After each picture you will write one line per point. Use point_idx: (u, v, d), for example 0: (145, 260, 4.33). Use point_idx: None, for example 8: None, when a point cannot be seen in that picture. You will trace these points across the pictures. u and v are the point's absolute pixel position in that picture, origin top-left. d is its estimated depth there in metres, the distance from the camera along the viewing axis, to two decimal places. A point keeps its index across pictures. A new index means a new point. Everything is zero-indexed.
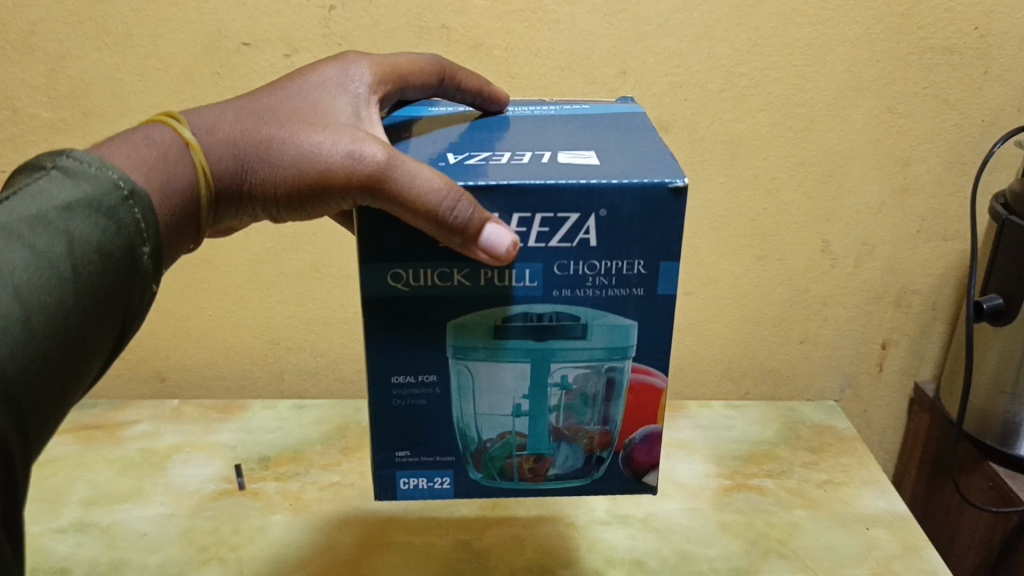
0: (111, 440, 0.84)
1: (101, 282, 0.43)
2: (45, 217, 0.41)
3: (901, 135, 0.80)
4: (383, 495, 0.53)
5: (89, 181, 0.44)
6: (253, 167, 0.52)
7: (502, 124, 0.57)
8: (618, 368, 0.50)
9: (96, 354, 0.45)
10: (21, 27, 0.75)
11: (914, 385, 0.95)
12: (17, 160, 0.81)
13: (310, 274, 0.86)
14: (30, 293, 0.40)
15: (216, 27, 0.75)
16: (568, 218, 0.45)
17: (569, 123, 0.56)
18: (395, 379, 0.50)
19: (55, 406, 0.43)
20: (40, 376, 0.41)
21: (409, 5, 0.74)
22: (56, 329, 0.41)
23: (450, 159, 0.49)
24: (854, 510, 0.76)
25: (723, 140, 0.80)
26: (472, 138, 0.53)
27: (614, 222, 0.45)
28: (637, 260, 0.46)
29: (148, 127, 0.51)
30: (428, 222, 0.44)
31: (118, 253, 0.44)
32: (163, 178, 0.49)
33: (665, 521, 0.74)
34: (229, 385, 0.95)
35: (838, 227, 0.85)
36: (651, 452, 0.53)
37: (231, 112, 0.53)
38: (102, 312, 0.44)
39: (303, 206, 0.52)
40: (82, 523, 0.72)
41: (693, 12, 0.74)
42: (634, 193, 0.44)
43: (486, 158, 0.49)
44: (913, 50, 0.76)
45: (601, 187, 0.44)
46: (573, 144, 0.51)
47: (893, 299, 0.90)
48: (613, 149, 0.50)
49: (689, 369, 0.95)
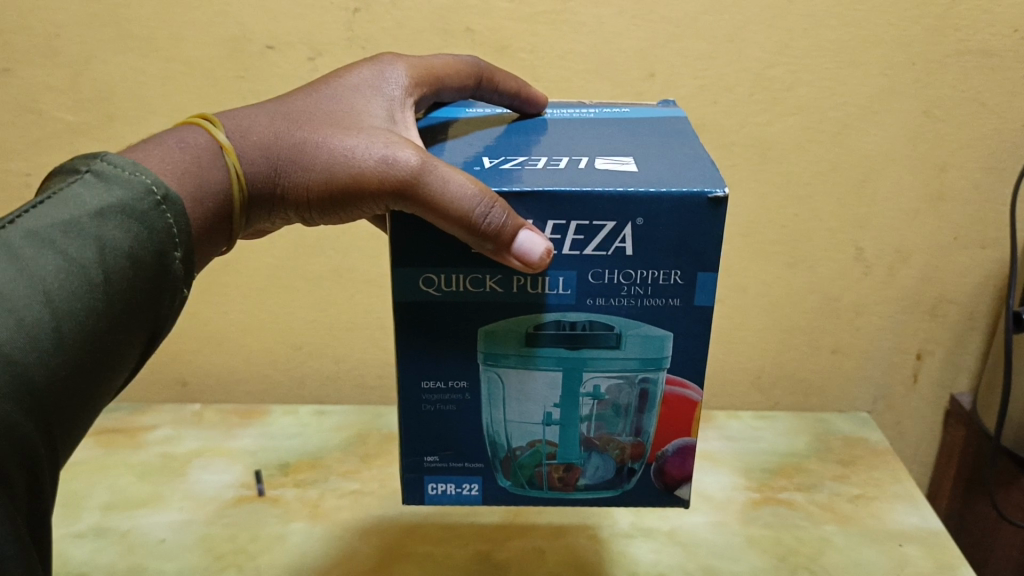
0: (131, 445, 0.84)
1: (132, 288, 0.42)
2: (78, 223, 0.41)
3: (937, 140, 0.78)
4: (411, 499, 0.52)
5: (123, 185, 0.43)
6: (285, 170, 0.51)
7: (539, 126, 0.56)
8: (652, 379, 0.48)
9: (125, 358, 0.44)
10: (46, 30, 0.75)
11: (950, 398, 0.93)
12: (41, 163, 0.81)
13: (332, 278, 0.86)
14: (61, 301, 0.39)
15: (239, 29, 0.74)
16: (604, 226, 0.44)
17: (608, 127, 0.55)
18: (424, 384, 0.49)
19: (84, 411, 0.42)
20: (68, 381, 0.40)
21: (434, 7, 0.73)
22: (86, 336, 0.40)
23: (486, 163, 0.48)
24: (886, 527, 0.74)
25: (753, 145, 0.78)
26: (507, 141, 0.52)
27: (651, 232, 0.44)
28: (674, 270, 0.45)
29: (181, 129, 0.50)
30: (460, 227, 0.43)
31: (148, 259, 0.43)
32: (196, 183, 0.47)
33: (691, 535, 0.72)
34: (251, 390, 0.95)
35: (872, 234, 0.83)
36: (683, 466, 0.51)
37: (265, 115, 0.52)
38: (132, 317, 0.43)
39: (335, 210, 0.51)
40: (101, 528, 0.72)
41: (723, 14, 0.72)
42: (673, 202, 0.43)
43: (522, 163, 0.48)
44: (950, 52, 0.74)
45: (638, 196, 0.43)
46: (611, 149, 0.50)
47: (928, 309, 0.87)
48: (651, 155, 0.48)
49: (718, 378, 0.93)
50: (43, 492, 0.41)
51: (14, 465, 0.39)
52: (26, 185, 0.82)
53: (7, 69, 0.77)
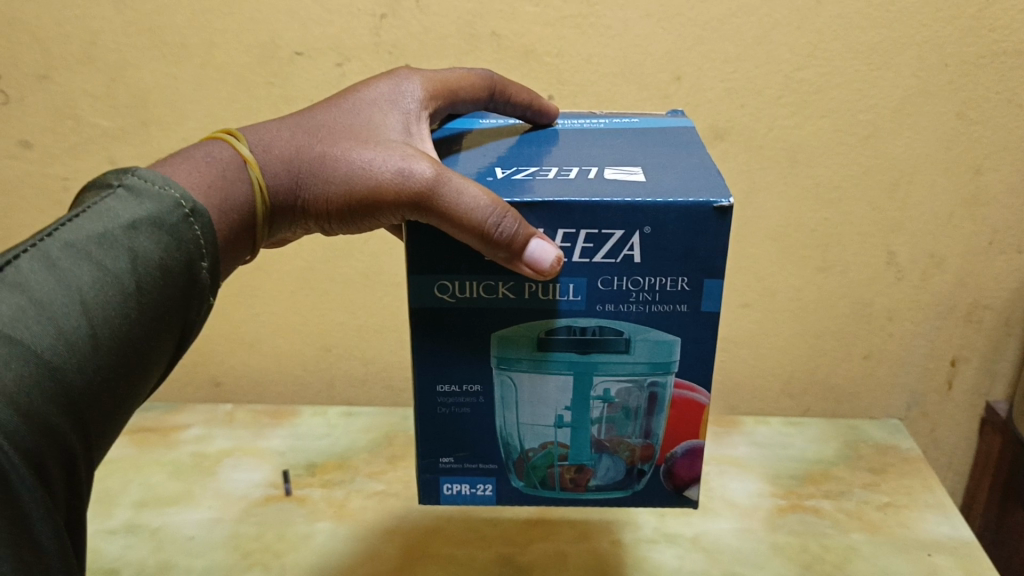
0: (164, 443, 0.85)
1: (162, 297, 0.43)
2: (112, 235, 0.42)
3: (972, 143, 0.76)
4: (427, 500, 0.52)
5: (153, 199, 0.44)
6: (306, 181, 0.51)
7: (551, 136, 0.56)
8: (661, 383, 0.48)
9: (155, 364, 0.44)
10: (83, 38, 0.77)
11: (986, 405, 0.91)
12: (78, 167, 0.83)
13: (360, 281, 0.87)
14: (96, 308, 0.40)
15: (270, 36, 0.75)
16: (612, 234, 0.44)
17: (619, 136, 0.55)
18: (440, 387, 0.49)
19: (117, 412, 0.42)
20: (103, 387, 0.40)
21: (460, 13, 0.74)
22: (120, 343, 0.41)
23: (498, 173, 0.49)
24: (915, 535, 0.72)
25: (782, 148, 0.77)
26: (518, 152, 0.53)
27: (659, 240, 0.44)
28: (681, 276, 0.45)
29: (207, 143, 0.51)
30: (473, 237, 0.43)
31: (177, 269, 0.44)
32: (221, 196, 0.48)
33: (714, 541, 0.72)
34: (282, 390, 0.96)
35: (905, 237, 0.82)
36: (693, 466, 0.51)
37: (286, 130, 0.53)
38: (162, 324, 0.44)
39: (354, 221, 0.52)
40: (133, 525, 0.74)
41: (750, 16, 0.72)
42: (679, 211, 0.43)
43: (533, 173, 0.48)
44: (986, 53, 0.72)
45: (646, 204, 0.43)
46: (620, 159, 0.50)
47: (964, 315, 0.86)
48: (659, 165, 0.49)
49: (747, 383, 0.92)
50: (79, 496, 0.41)
51: (56, 466, 0.38)
52: (64, 189, 0.84)
53: (46, 76, 0.79)
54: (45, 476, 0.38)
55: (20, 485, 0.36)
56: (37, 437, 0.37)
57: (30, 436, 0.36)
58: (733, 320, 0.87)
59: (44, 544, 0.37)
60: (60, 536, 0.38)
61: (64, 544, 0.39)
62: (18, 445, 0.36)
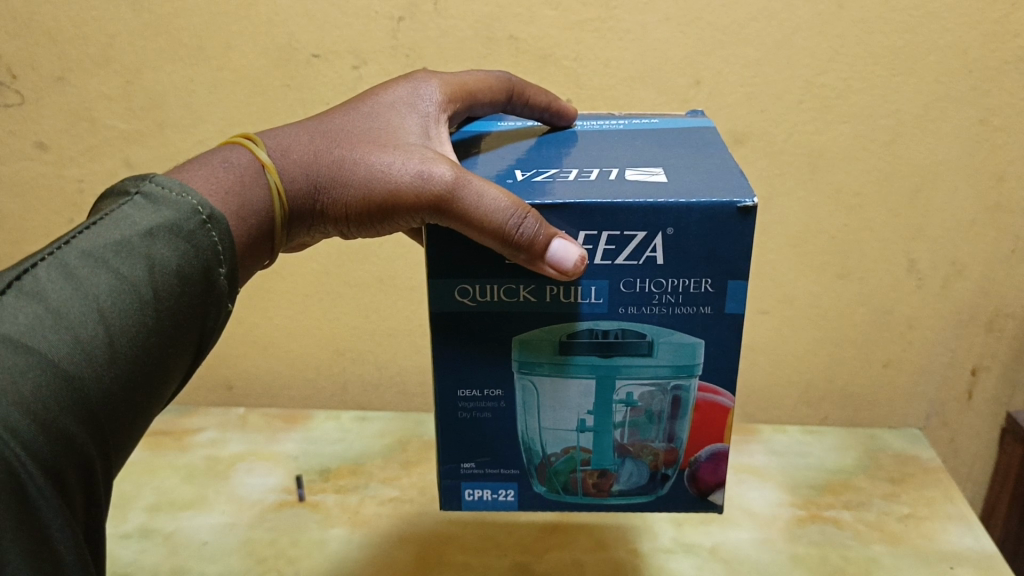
0: (178, 447, 0.85)
1: (179, 305, 0.43)
2: (129, 243, 0.41)
3: (995, 149, 0.75)
4: (448, 506, 0.52)
5: (170, 207, 0.44)
6: (326, 186, 0.51)
7: (570, 138, 0.56)
8: (684, 386, 0.47)
9: (173, 372, 0.44)
10: (101, 39, 0.77)
11: (1007, 414, 0.89)
12: (93, 169, 0.83)
13: (375, 285, 0.86)
14: (115, 316, 0.39)
15: (287, 38, 0.75)
16: (635, 236, 0.43)
17: (639, 138, 0.55)
18: (461, 392, 0.49)
19: (135, 421, 0.42)
20: (121, 395, 0.40)
21: (478, 15, 0.73)
22: (138, 351, 0.40)
23: (519, 176, 0.48)
24: (938, 547, 0.71)
25: (802, 154, 0.76)
26: (537, 153, 0.52)
27: (683, 241, 0.43)
28: (704, 278, 0.44)
29: (225, 148, 0.51)
30: (495, 241, 0.43)
31: (195, 275, 0.44)
32: (239, 202, 0.47)
33: (733, 551, 0.71)
34: (295, 394, 0.95)
35: (926, 245, 0.81)
36: (717, 471, 0.50)
37: (305, 134, 0.53)
38: (180, 331, 0.43)
39: (373, 224, 0.51)
40: (146, 529, 0.73)
41: (772, 20, 0.71)
42: (702, 212, 0.42)
43: (554, 175, 0.47)
44: (1010, 59, 0.72)
45: (669, 205, 0.42)
46: (642, 160, 0.49)
47: (985, 323, 0.85)
48: (680, 166, 0.48)
49: (765, 391, 0.91)
50: (100, 505, 0.40)
51: (74, 475, 0.38)
52: (78, 191, 0.84)
53: (62, 78, 0.79)
54: (65, 487, 0.37)
55: (38, 495, 0.35)
56: (55, 445, 0.36)
57: (48, 445, 0.36)
58: (751, 327, 0.86)
59: (63, 556, 0.36)
60: (80, 548, 0.38)
61: (84, 556, 0.38)
62: (38, 455, 0.35)
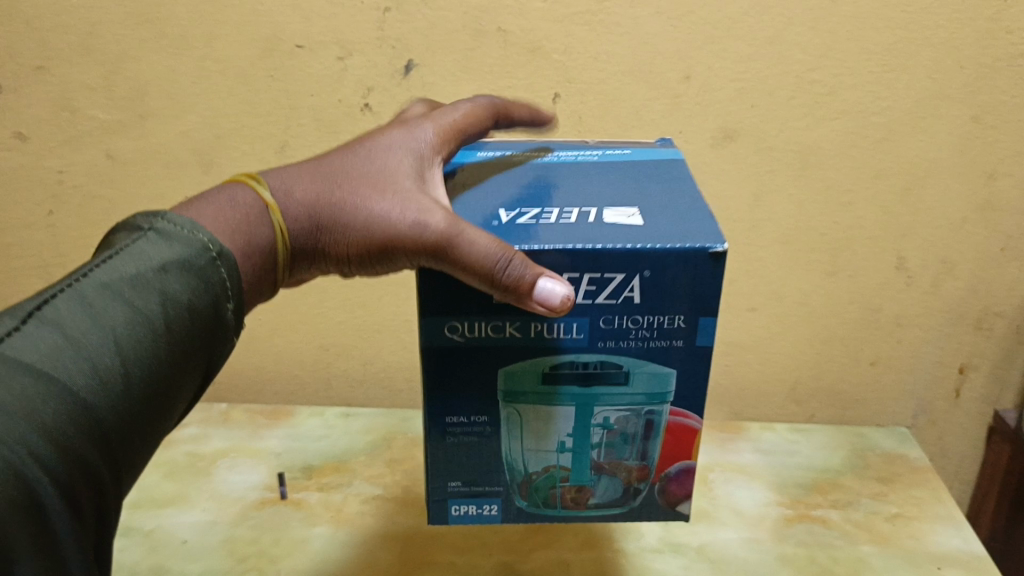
0: (160, 443, 0.84)
1: (189, 339, 0.42)
2: (144, 278, 0.40)
3: (986, 147, 0.75)
4: (434, 521, 0.51)
5: (182, 243, 0.43)
6: (327, 226, 0.49)
7: (548, 167, 0.55)
8: (658, 411, 0.47)
9: (177, 403, 0.42)
10: (81, 28, 0.75)
11: (994, 413, 0.89)
12: (74, 160, 0.81)
13: (361, 280, 0.85)
14: (128, 349, 0.38)
15: (273, 29, 0.74)
16: (614, 278, 0.42)
17: (613, 170, 0.54)
18: (447, 419, 0.47)
19: (139, 456, 0.40)
20: (135, 426, 0.39)
21: (466, 6, 0.72)
22: (151, 382, 0.39)
23: (506, 217, 0.47)
24: (926, 548, 0.71)
25: (793, 150, 0.76)
26: (521, 192, 0.51)
27: (659, 282, 0.43)
28: (678, 314, 0.44)
29: (230, 186, 0.49)
30: (483, 283, 0.42)
31: (205, 311, 0.43)
32: (246, 239, 0.46)
33: (720, 552, 0.70)
34: (279, 390, 0.94)
35: (916, 243, 0.80)
36: (686, 484, 0.50)
37: (307, 171, 0.51)
38: (188, 365, 0.42)
39: (374, 263, 0.50)
40: (126, 527, 0.72)
41: (763, 15, 0.70)
42: (678, 256, 0.42)
43: (536, 216, 0.46)
44: (1002, 56, 0.71)
45: (647, 249, 0.41)
46: (617, 196, 0.48)
47: (974, 322, 0.84)
48: (660, 205, 0.46)
49: (752, 389, 0.90)
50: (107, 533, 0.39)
51: (89, 502, 0.36)
52: (58, 181, 0.83)
53: (42, 67, 0.77)
54: (80, 514, 0.36)
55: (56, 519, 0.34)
56: (73, 470, 0.35)
57: (66, 470, 0.35)
58: (740, 325, 0.86)
59: None
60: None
61: None
62: (54, 480, 0.34)
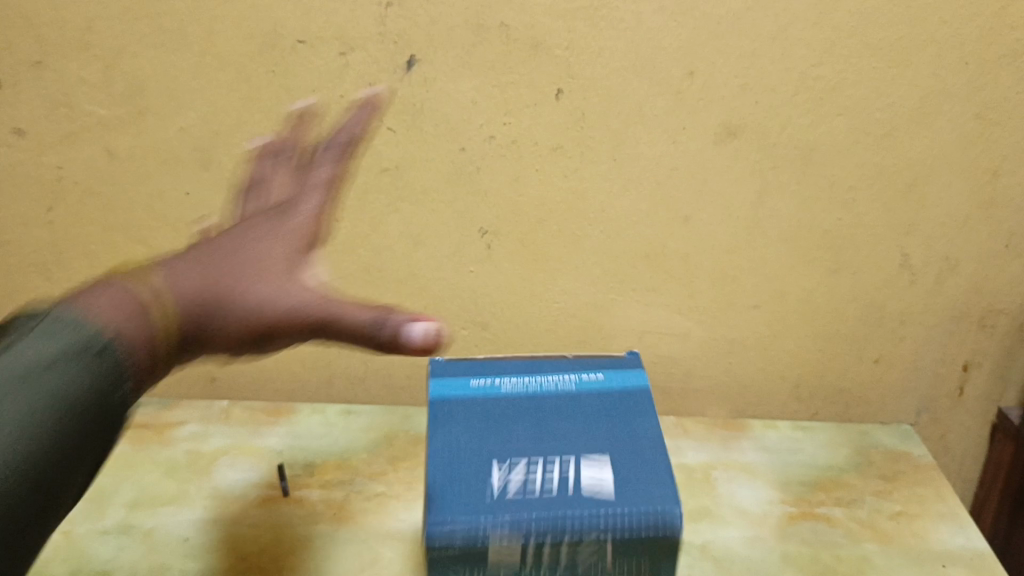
0: (159, 441, 0.83)
1: (88, 418, 0.52)
2: (32, 373, 0.50)
3: (990, 144, 0.75)
4: None
5: (66, 339, 0.53)
6: (210, 314, 0.58)
7: (530, 404, 0.64)
8: None
9: (79, 474, 0.52)
10: (80, 23, 0.75)
11: (997, 411, 0.89)
12: (73, 156, 0.81)
13: (362, 278, 0.85)
14: (23, 441, 0.48)
15: (272, 24, 0.73)
16: (585, 542, 0.53)
17: (585, 411, 0.63)
18: None
19: (62, 499, 0.52)
20: (39, 490, 0.49)
21: (467, 2, 0.71)
22: (50, 455, 0.49)
23: (495, 479, 0.57)
24: (929, 546, 0.71)
25: (797, 147, 0.75)
26: (500, 433, 0.61)
27: (627, 544, 0.54)
28: (640, 562, 0.55)
29: (101, 289, 0.57)
30: (359, 340, 0.57)
31: (104, 393, 0.53)
32: (123, 325, 0.55)
33: (723, 550, 0.70)
34: (278, 389, 0.93)
35: (919, 241, 0.80)
36: None
37: (195, 269, 0.60)
38: (87, 440, 0.52)
39: (258, 343, 0.60)
40: (126, 525, 0.72)
41: (767, 11, 0.70)
42: (643, 533, 0.53)
43: (524, 477, 0.57)
44: (1006, 52, 0.71)
45: (612, 525, 0.53)
46: (589, 451, 0.59)
47: (977, 320, 0.84)
48: (626, 461, 0.58)
49: (755, 387, 0.90)
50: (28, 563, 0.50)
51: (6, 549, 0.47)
52: (57, 178, 0.82)
53: (40, 62, 0.77)
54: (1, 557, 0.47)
55: None
56: None
57: None
58: (742, 322, 0.85)
59: None
60: None
61: None
62: None
